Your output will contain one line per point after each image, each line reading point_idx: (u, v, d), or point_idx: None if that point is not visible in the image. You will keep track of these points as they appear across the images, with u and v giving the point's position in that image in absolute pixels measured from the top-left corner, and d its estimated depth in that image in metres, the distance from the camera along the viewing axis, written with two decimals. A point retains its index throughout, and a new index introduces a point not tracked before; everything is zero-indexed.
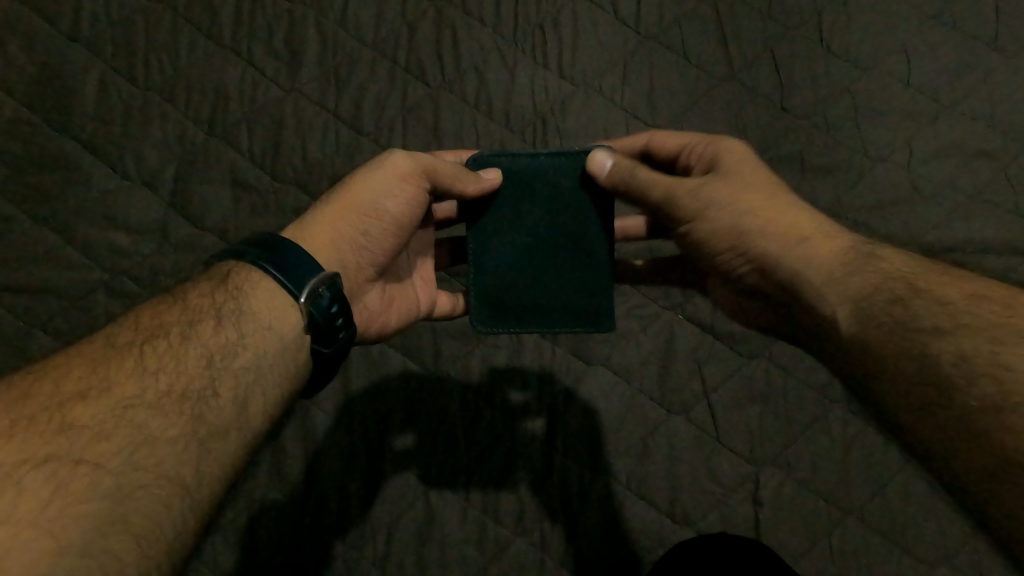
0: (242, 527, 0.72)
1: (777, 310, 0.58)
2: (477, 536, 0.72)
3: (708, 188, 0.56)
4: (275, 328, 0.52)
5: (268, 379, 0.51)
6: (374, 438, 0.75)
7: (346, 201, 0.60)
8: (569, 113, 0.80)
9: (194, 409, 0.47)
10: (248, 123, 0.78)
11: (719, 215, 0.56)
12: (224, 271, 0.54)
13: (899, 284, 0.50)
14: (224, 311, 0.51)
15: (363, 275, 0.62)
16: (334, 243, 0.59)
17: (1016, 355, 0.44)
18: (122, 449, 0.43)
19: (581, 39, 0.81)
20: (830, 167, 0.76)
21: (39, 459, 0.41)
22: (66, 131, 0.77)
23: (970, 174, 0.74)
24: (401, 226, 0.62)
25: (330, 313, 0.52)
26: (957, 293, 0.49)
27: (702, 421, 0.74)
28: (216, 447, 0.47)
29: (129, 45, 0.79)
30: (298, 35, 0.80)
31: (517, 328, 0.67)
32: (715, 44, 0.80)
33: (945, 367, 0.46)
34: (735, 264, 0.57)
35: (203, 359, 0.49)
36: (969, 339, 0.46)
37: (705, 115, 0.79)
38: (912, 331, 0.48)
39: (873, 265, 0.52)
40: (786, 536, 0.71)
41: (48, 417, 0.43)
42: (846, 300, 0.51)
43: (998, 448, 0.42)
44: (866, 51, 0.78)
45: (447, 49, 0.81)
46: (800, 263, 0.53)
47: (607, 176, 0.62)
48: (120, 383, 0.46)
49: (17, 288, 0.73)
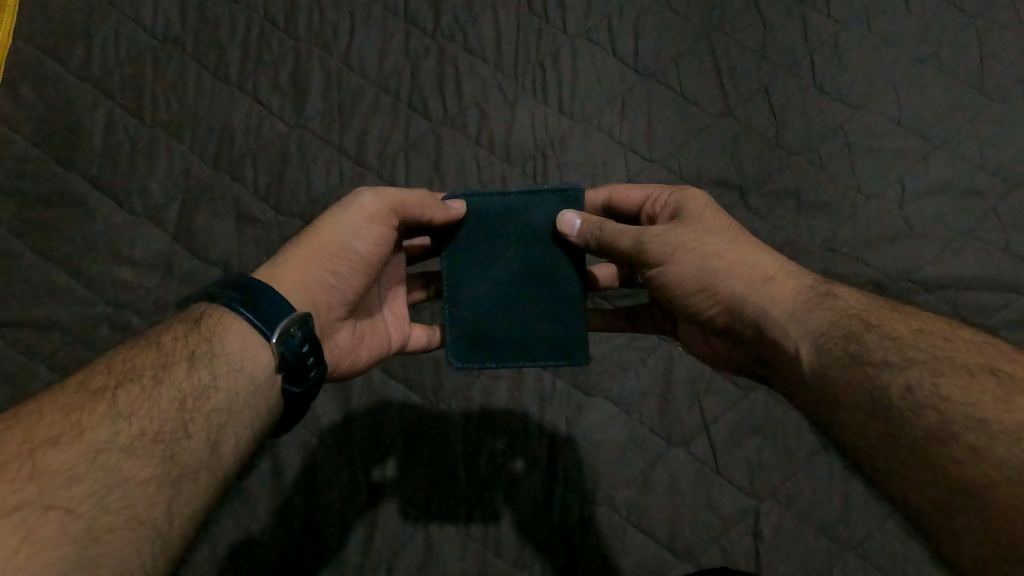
0: (239, 559, 0.71)
1: (744, 346, 0.61)
2: (477, 571, 0.72)
3: (674, 235, 0.61)
4: (248, 370, 0.53)
5: (240, 420, 0.52)
6: (374, 470, 0.75)
7: (315, 240, 0.61)
8: (570, 148, 0.81)
9: (166, 451, 0.47)
10: (253, 158, 0.79)
11: (685, 259, 0.60)
12: (197, 314, 0.55)
13: (852, 321, 0.54)
14: (197, 354, 0.52)
15: (333, 314, 0.63)
16: (304, 284, 0.60)
17: (954, 387, 0.47)
18: (93, 493, 0.43)
19: (581, 77, 0.83)
20: (825, 204, 0.78)
21: (8, 508, 0.40)
22: (72, 166, 0.78)
23: (961, 211, 0.76)
24: (371, 263, 0.63)
25: (301, 352, 0.54)
26: (905, 329, 0.53)
27: (702, 454, 0.75)
28: (188, 488, 0.47)
29: (136, 82, 0.80)
30: (303, 71, 0.82)
31: (494, 361, 0.68)
32: (710, 83, 0.82)
33: (891, 398, 0.49)
34: (702, 306, 0.61)
35: (176, 401, 0.50)
36: (916, 372, 0.49)
37: (703, 151, 0.80)
38: (866, 365, 0.51)
39: (830, 303, 0.56)
40: (788, 571, 0.71)
41: (19, 464, 0.42)
42: (807, 336, 0.54)
43: (944, 475, 0.44)
44: (859, 91, 0.80)
45: (449, 86, 0.82)
46: (765, 302, 0.57)
47: (578, 235, 0.64)
48: (92, 428, 0.46)
49: (19, 322, 0.73)
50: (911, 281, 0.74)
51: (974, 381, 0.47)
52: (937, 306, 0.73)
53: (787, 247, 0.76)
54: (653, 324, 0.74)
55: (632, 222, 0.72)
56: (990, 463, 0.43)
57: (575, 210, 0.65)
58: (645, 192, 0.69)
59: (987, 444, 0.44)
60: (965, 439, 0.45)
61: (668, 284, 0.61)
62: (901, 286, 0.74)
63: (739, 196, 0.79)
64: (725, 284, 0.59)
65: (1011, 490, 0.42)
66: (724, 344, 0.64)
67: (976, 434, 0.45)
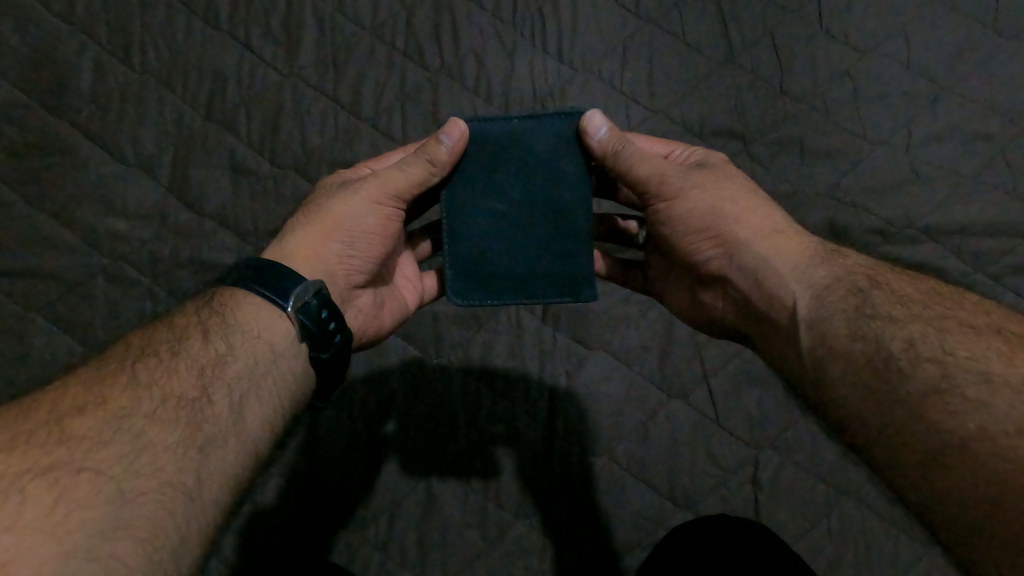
0: (248, 523, 0.72)
1: (745, 312, 0.61)
2: (477, 521, 0.73)
3: (697, 174, 0.62)
4: (266, 338, 0.54)
5: (263, 387, 0.53)
6: (374, 425, 0.75)
7: (328, 218, 0.61)
8: (570, 97, 0.79)
9: (190, 416, 0.48)
10: (245, 108, 0.78)
11: (698, 199, 0.61)
12: (209, 295, 0.56)
13: (857, 278, 0.55)
14: (211, 326, 0.53)
15: (352, 282, 0.63)
16: (319, 261, 0.60)
17: (959, 342, 0.48)
18: (122, 456, 0.44)
19: (582, 23, 0.81)
20: (830, 152, 0.76)
21: (41, 469, 0.41)
22: (61, 115, 0.76)
23: (969, 158, 0.74)
24: (384, 234, 0.63)
25: (320, 317, 0.54)
26: (910, 288, 0.54)
27: (703, 405, 0.75)
28: (216, 453, 0.48)
29: (124, 28, 0.79)
30: (296, 18, 0.80)
31: (491, 297, 0.66)
32: (714, 28, 0.80)
33: (895, 354, 0.49)
34: (702, 249, 0.62)
35: (195, 371, 0.50)
36: (918, 328, 0.50)
37: (705, 99, 0.79)
38: (870, 318, 0.51)
39: (836, 261, 0.57)
40: (785, 518, 0.71)
41: (47, 431, 0.43)
42: (807, 288, 0.55)
43: (939, 430, 0.45)
44: (867, 35, 0.78)
45: (446, 33, 0.80)
46: (769, 253, 0.58)
47: (599, 145, 0.60)
48: (115, 397, 0.47)
49: (14, 274, 0.73)
50: (915, 229, 0.73)
51: (978, 339, 0.48)
52: (939, 255, 0.72)
53: (790, 197, 0.75)
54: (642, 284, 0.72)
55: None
56: (994, 414, 0.43)
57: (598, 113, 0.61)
58: (665, 147, 0.68)
59: (988, 397, 0.44)
60: (964, 391, 0.45)
61: (675, 217, 0.62)
62: (904, 235, 0.73)
63: (742, 145, 0.77)
64: (736, 235, 0.60)
65: (1010, 441, 0.42)
66: (721, 306, 0.63)
67: (982, 387, 0.45)
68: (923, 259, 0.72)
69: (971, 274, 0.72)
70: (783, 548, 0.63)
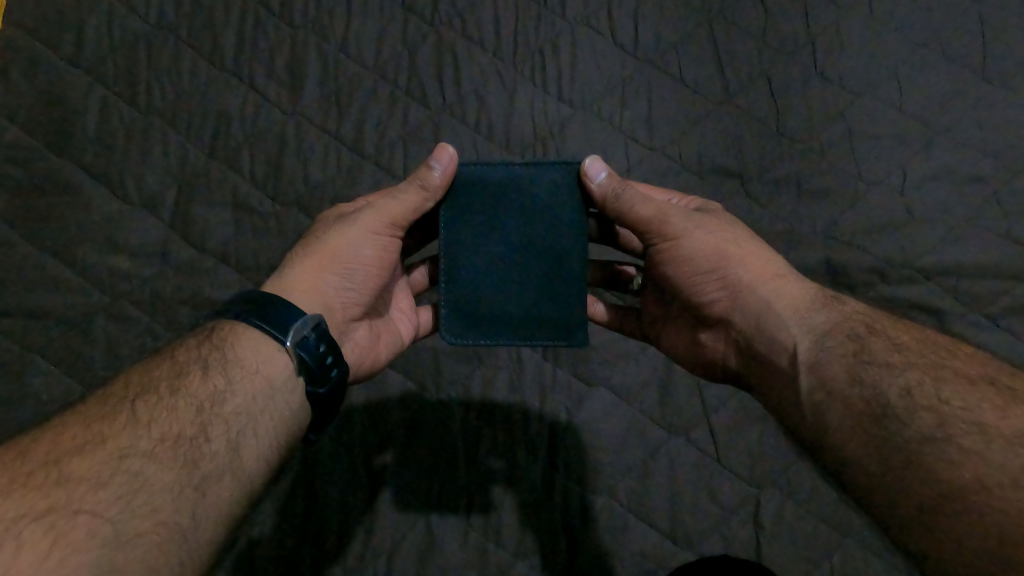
0: (242, 560, 0.71)
1: (746, 354, 0.61)
2: (477, 562, 0.71)
3: (699, 216, 0.63)
4: (265, 373, 0.54)
5: (260, 423, 0.52)
6: (374, 462, 0.75)
7: (326, 250, 0.61)
8: (570, 136, 0.80)
9: (187, 455, 0.48)
10: (248, 146, 0.78)
11: (702, 238, 0.61)
12: (210, 327, 0.56)
13: (856, 324, 0.56)
14: (211, 361, 0.53)
15: (348, 314, 0.63)
16: (317, 293, 0.60)
17: (954, 392, 0.48)
18: (119, 497, 0.44)
19: (581, 64, 0.82)
20: (826, 192, 0.77)
21: (38, 513, 0.41)
22: (65, 154, 0.77)
23: (962, 197, 0.75)
24: (381, 266, 0.64)
25: (318, 352, 0.54)
26: (907, 336, 0.54)
27: (703, 443, 0.75)
28: (212, 491, 0.48)
29: (129, 69, 0.79)
30: (300, 58, 0.81)
31: (487, 339, 0.66)
32: (710, 69, 0.81)
33: (892, 401, 0.49)
34: (707, 288, 0.62)
35: (193, 407, 0.50)
36: (915, 375, 0.50)
37: (703, 139, 0.80)
38: (867, 363, 0.52)
39: (837, 307, 0.58)
40: (787, 559, 0.71)
41: (45, 472, 0.43)
42: (807, 332, 0.56)
43: (934, 478, 0.45)
44: (861, 77, 0.80)
45: (447, 73, 0.82)
46: (769, 298, 0.59)
47: (598, 186, 0.63)
48: (114, 436, 0.46)
49: (14, 313, 0.72)
50: (912, 269, 0.74)
51: (974, 390, 0.48)
52: (935, 294, 0.73)
53: (788, 236, 0.76)
54: (637, 328, 0.72)
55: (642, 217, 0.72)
56: (989, 463, 0.44)
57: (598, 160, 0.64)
58: (662, 196, 0.70)
59: (984, 448, 0.45)
60: (960, 441, 0.45)
61: (676, 259, 0.62)
62: (901, 274, 0.74)
63: (740, 184, 0.78)
64: (736, 276, 0.60)
65: (1006, 493, 0.42)
66: (721, 348, 0.63)
67: (973, 438, 0.45)
68: (919, 298, 0.73)
69: (968, 313, 0.72)
70: None
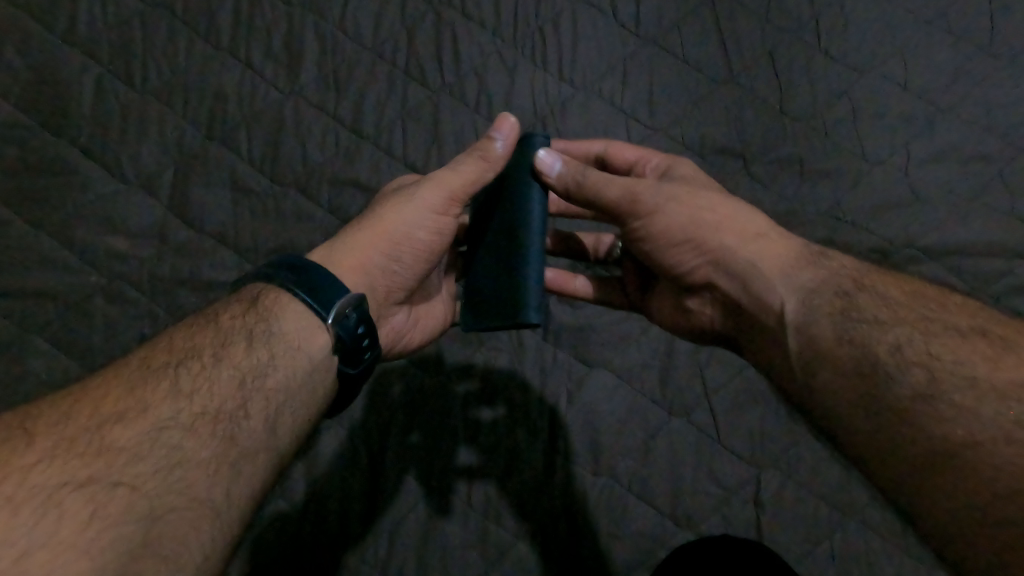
0: (247, 544, 0.70)
1: (736, 318, 0.59)
2: (478, 542, 0.72)
3: (669, 187, 0.60)
4: (306, 350, 0.52)
5: (297, 401, 0.51)
6: (375, 444, 0.74)
7: (379, 226, 0.60)
8: (570, 116, 0.80)
9: (227, 431, 0.46)
10: (246, 126, 0.78)
11: (675, 211, 0.59)
12: (255, 293, 0.54)
13: (844, 281, 0.54)
14: (255, 333, 0.51)
15: (391, 297, 0.63)
16: (365, 270, 0.59)
17: (944, 346, 0.47)
18: (157, 471, 0.43)
19: (581, 42, 0.81)
20: (829, 172, 0.76)
21: (79, 482, 0.40)
22: (62, 133, 0.76)
23: (966, 176, 0.75)
24: (431, 250, 0.63)
25: (356, 333, 0.53)
26: (896, 291, 0.53)
27: (704, 424, 0.74)
28: (247, 469, 0.46)
29: (125, 47, 0.79)
30: (297, 37, 0.80)
31: (473, 323, 0.62)
32: (713, 48, 0.81)
33: (882, 359, 0.48)
34: (685, 259, 0.60)
35: (235, 380, 0.49)
36: (904, 331, 0.49)
37: (705, 119, 0.79)
38: (856, 322, 0.51)
39: (822, 263, 0.56)
40: (788, 538, 0.71)
41: (88, 439, 0.42)
42: (794, 292, 0.54)
43: (933, 437, 0.44)
44: (864, 55, 0.79)
45: (447, 52, 0.81)
46: (755, 257, 0.57)
47: (556, 177, 0.62)
48: (156, 405, 0.45)
49: (13, 293, 0.72)
50: (915, 248, 0.73)
51: (964, 342, 0.48)
52: (938, 274, 0.72)
53: (790, 216, 0.75)
54: (623, 297, 0.72)
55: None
56: (979, 419, 0.43)
57: (550, 151, 0.63)
58: (637, 153, 0.69)
59: (975, 404, 0.44)
60: (952, 397, 0.45)
61: (653, 234, 0.61)
62: (904, 254, 0.73)
63: (742, 164, 0.78)
64: (710, 246, 0.58)
65: (999, 449, 0.42)
66: (709, 313, 0.62)
67: (965, 393, 0.45)
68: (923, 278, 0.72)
69: (973, 292, 0.72)
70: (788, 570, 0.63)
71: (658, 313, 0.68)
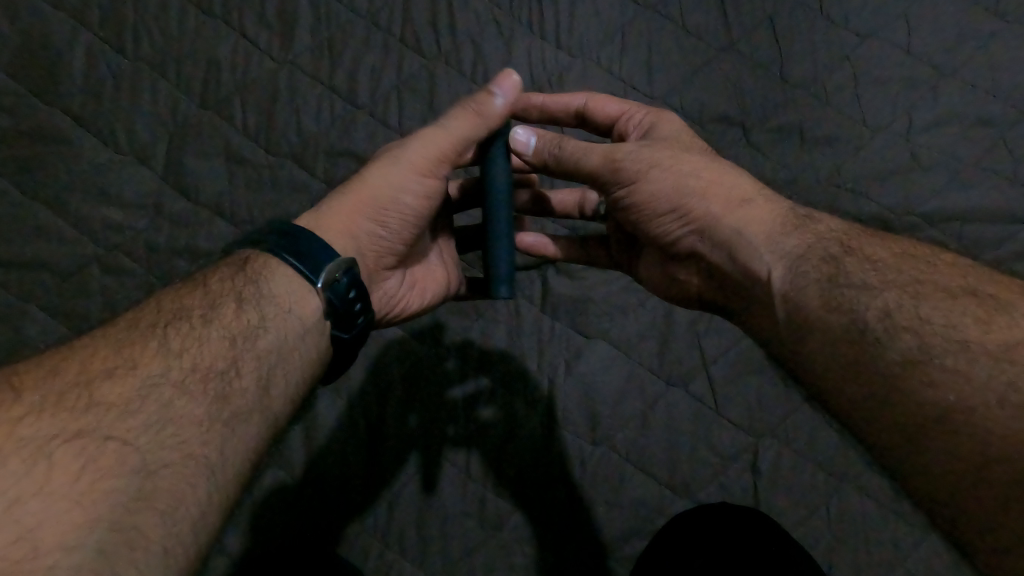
0: (250, 515, 0.71)
1: (722, 285, 0.59)
2: (477, 510, 0.72)
3: (650, 151, 0.60)
4: (297, 312, 0.52)
5: (291, 363, 0.51)
6: (374, 414, 0.74)
7: (364, 190, 0.59)
8: (567, 84, 0.79)
9: (218, 388, 0.47)
10: (240, 95, 0.77)
11: (659, 177, 0.59)
12: (244, 258, 0.54)
13: (830, 245, 0.52)
14: (245, 295, 0.51)
15: (382, 262, 0.62)
16: (352, 234, 0.58)
17: (935, 309, 0.45)
18: (149, 426, 0.43)
19: (579, 8, 0.80)
20: (830, 139, 0.75)
21: (69, 435, 0.40)
22: (54, 102, 0.76)
23: (969, 143, 0.74)
24: (421, 213, 0.62)
25: (348, 297, 0.53)
26: (885, 253, 0.51)
27: (702, 394, 0.74)
28: (241, 427, 0.46)
29: (116, 15, 0.78)
30: (290, 5, 0.79)
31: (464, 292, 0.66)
32: (713, 13, 0.79)
33: (870, 321, 0.47)
34: (672, 228, 0.59)
35: (225, 340, 0.49)
36: (893, 296, 0.47)
37: (705, 86, 0.78)
38: (845, 287, 0.49)
39: (809, 228, 0.55)
40: (785, 506, 0.71)
41: (77, 395, 0.42)
42: (781, 258, 0.53)
43: (919, 402, 0.43)
44: (867, 19, 0.77)
45: (442, 20, 0.79)
46: (742, 224, 0.56)
47: (533, 154, 0.63)
48: (145, 363, 0.46)
49: (10, 264, 0.72)
50: (916, 216, 0.73)
51: (955, 304, 0.46)
52: (939, 241, 0.72)
53: (790, 184, 0.75)
54: (607, 259, 0.72)
55: (601, 134, 0.71)
56: (974, 384, 0.42)
57: (525, 127, 0.64)
58: (619, 107, 0.68)
59: (968, 366, 0.42)
60: (941, 361, 0.43)
61: (639, 202, 0.60)
62: (904, 222, 0.73)
63: (742, 132, 0.77)
64: (696, 213, 0.57)
65: (991, 412, 0.41)
66: (696, 280, 0.62)
67: (958, 357, 0.43)
68: None
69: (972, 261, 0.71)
70: (782, 534, 0.63)
71: (645, 278, 0.68)
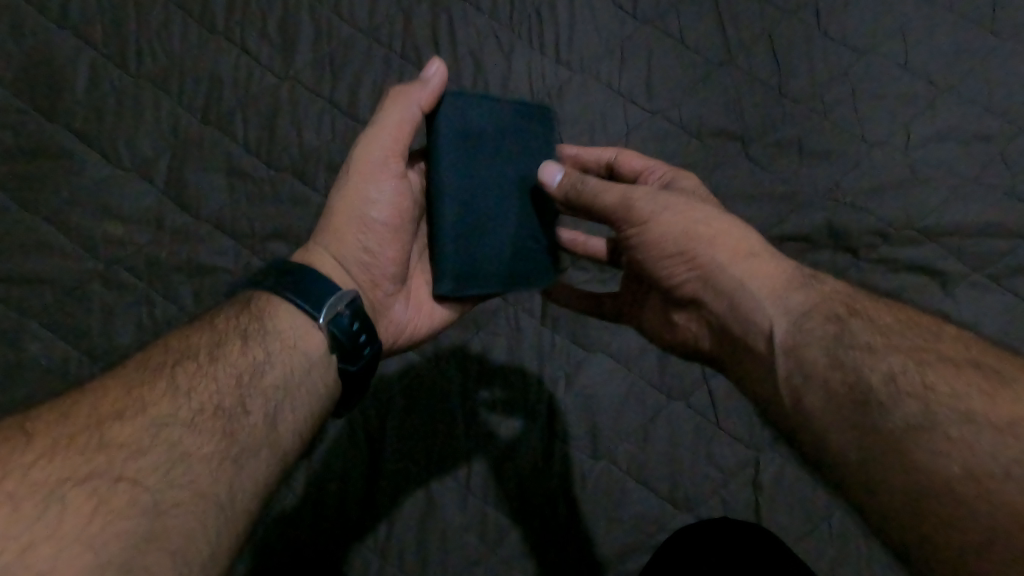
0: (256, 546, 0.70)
1: (721, 333, 0.58)
2: (477, 527, 0.72)
3: (666, 195, 0.59)
4: (302, 347, 0.53)
5: (297, 398, 0.52)
6: (375, 432, 0.74)
7: (339, 216, 0.61)
8: (566, 99, 0.79)
9: (227, 426, 0.47)
10: (241, 110, 0.77)
11: (672, 219, 0.58)
12: (247, 299, 0.55)
13: (832, 305, 0.53)
14: (249, 332, 0.52)
15: (381, 289, 0.63)
16: (342, 262, 0.60)
17: (940, 377, 0.46)
18: (159, 466, 0.42)
19: (579, 24, 0.81)
20: (828, 153, 0.76)
21: (81, 477, 0.40)
22: (57, 118, 0.76)
23: (966, 158, 0.74)
24: (398, 222, 0.63)
25: (352, 330, 0.54)
26: (889, 318, 0.52)
27: (703, 408, 0.74)
28: (251, 464, 0.46)
29: (119, 31, 0.78)
30: (292, 21, 0.80)
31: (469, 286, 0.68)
32: (711, 30, 0.80)
33: (875, 386, 0.47)
34: (677, 270, 0.58)
35: (232, 378, 0.49)
36: (897, 360, 0.48)
37: (703, 101, 0.79)
38: (849, 347, 0.49)
39: (812, 286, 0.55)
40: (787, 521, 0.71)
41: (88, 436, 0.42)
42: (784, 313, 0.53)
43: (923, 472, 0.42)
44: (865, 35, 0.78)
45: (443, 35, 0.80)
46: (746, 278, 0.55)
47: (557, 188, 0.62)
48: (154, 403, 0.45)
49: (10, 280, 0.72)
50: (915, 230, 0.73)
51: (958, 373, 0.46)
52: (935, 256, 0.72)
53: (788, 197, 0.75)
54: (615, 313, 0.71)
55: None
56: (978, 454, 0.41)
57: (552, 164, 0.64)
58: (644, 162, 0.70)
59: (973, 437, 0.42)
60: (947, 431, 0.43)
61: (647, 242, 0.59)
62: (903, 236, 0.73)
63: (740, 147, 0.77)
64: (700, 262, 0.57)
65: (994, 476, 0.40)
66: (694, 327, 0.61)
67: (963, 428, 0.43)
68: (918, 261, 0.72)
69: (968, 275, 0.72)
70: (787, 551, 0.61)
71: (648, 324, 0.67)
